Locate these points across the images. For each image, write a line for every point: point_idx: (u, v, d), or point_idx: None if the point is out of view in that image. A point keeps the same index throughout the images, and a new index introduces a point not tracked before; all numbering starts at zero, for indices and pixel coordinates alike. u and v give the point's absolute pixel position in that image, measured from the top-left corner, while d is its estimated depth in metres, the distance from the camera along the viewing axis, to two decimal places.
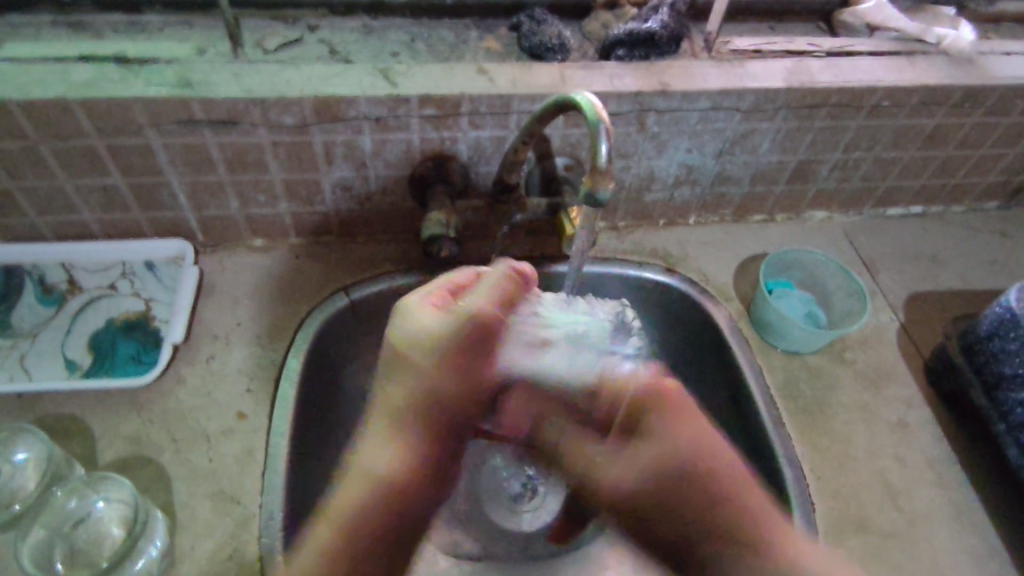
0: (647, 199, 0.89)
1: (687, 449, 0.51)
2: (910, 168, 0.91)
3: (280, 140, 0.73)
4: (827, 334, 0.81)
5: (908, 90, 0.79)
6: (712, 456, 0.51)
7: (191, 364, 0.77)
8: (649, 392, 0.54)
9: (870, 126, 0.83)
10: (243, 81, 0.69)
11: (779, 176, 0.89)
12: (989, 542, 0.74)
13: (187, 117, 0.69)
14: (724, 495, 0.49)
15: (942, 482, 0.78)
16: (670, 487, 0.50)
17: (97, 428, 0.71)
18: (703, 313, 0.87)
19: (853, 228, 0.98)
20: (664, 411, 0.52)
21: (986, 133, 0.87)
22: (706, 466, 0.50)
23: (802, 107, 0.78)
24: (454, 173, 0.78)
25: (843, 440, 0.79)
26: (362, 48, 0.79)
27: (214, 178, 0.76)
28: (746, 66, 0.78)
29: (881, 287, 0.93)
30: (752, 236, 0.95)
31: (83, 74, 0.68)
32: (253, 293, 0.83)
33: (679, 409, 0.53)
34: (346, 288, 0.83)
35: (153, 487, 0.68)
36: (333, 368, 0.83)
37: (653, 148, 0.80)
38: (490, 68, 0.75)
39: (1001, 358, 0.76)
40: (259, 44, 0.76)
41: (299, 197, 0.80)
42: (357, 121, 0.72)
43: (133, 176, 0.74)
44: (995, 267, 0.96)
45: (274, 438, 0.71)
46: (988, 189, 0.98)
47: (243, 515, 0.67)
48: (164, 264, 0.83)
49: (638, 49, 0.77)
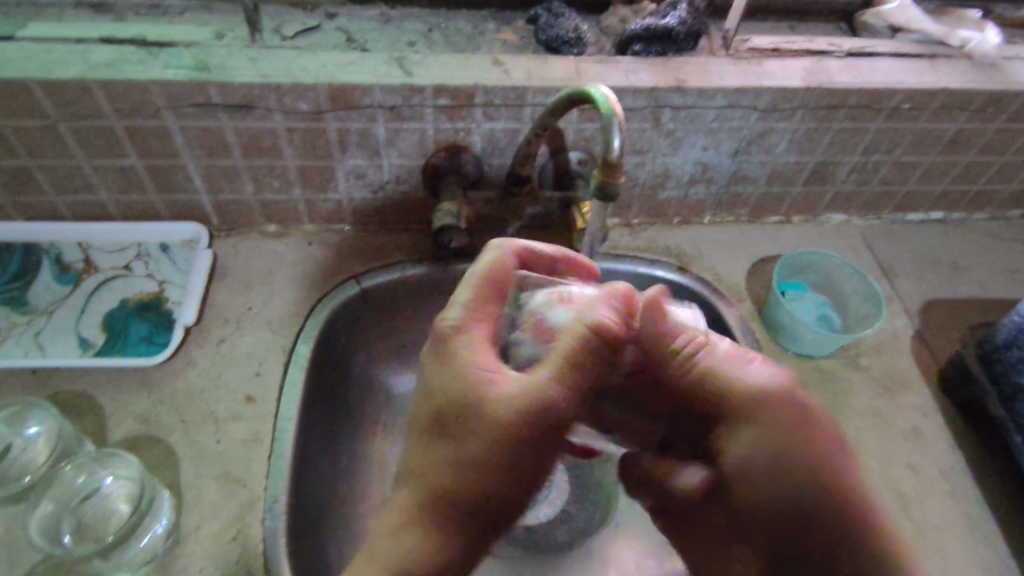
0: (661, 197, 0.88)
1: (817, 478, 0.49)
2: (930, 173, 0.90)
3: (294, 127, 0.73)
4: (840, 338, 0.80)
5: (930, 93, 0.77)
6: (807, 466, 0.49)
7: (202, 346, 0.78)
8: (771, 402, 0.49)
9: (890, 129, 0.81)
10: (261, 67, 0.70)
11: (796, 177, 0.88)
12: (1001, 556, 0.73)
13: (204, 101, 0.70)
14: (835, 455, 0.49)
15: (954, 492, 0.77)
16: (798, 488, 0.49)
17: (107, 406, 0.72)
18: (714, 312, 0.86)
19: (871, 232, 0.97)
20: (768, 421, 0.49)
21: (1010, 139, 0.85)
22: (837, 486, 0.49)
23: (820, 107, 0.77)
24: (467, 164, 0.78)
25: (852, 447, 0.78)
26: (378, 37, 0.79)
27: (229, 163, 0.77)
28: (764, 65, 0.77)
29: (897, 292, 0.91)
30: (767, 237, 0.94)
31: (103, 55, 0.69)
32: (265, 279, 0.83)
33: (808, 433, 0.49)
34: (357, 276, 0.84)
35: (161, 466, 0.69)
36: (342, 356, 0.84)
37: (668, 145, 0.80)
38: (505, 60, 0.74)
39: (1019, 368, 0.75)
40: (277, 31, 0.77)
41: (312, 184, 0.81)
42: (371, 109, 0.72)
43: (150, 158, 0.75)
44: (1014, 277, 0.94)
45: (281, 422, 0.71)
46: (1010, 197, 0.96)
47: (247, 498, 0.67)
48: (178, 245, 0.85)
49: (655, 45, 0.77)
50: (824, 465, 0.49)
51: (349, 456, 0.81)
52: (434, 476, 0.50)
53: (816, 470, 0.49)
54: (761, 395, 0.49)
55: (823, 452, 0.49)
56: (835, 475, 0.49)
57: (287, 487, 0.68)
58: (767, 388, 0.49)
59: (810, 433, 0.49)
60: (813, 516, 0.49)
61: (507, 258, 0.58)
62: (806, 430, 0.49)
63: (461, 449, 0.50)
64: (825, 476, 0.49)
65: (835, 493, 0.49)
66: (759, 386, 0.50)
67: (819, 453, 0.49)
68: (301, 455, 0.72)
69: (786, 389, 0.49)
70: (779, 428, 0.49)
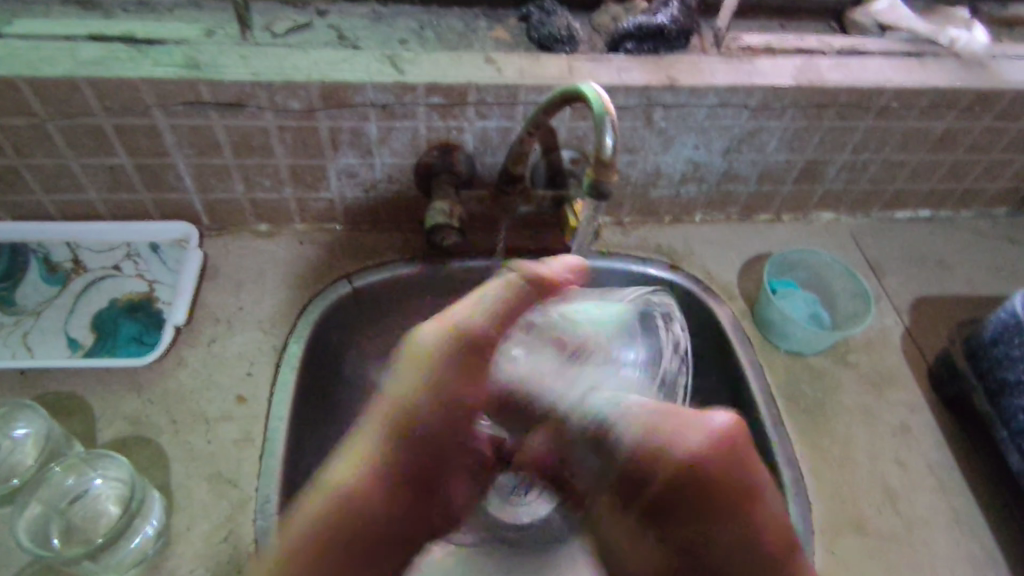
0: (652, 195, 0.88)
1: (751, 533, 0.39)
2: (918, 171, 0.91)
3: (286, 125, 0.73)
4: (831, 335, 0.80)
5: (918, 92, 0.78)
6: (742, 549, 0.39)
7: (193, 346, 0.77)
8: (729, 449, 0.41)
9: (879, 128, 0.82)
10: (252, 64, 0.69)
11: (786, 176, 0.88)
12: (987, 550, 0.73)
13: (194, 99, 0.69)
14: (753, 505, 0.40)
15: (942, 487, 0.77)
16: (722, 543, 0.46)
17: (96, 407, 0.71)
18: (706, 310, 0.86)
19: (860, 230, 0.98)
20: (720, 507, 0.39)
21: (996, 137, 0.86)
22: (771, 534, 0.40)
23: (810, 106, 0.78)
24: (459, 163, 0.78)
25: (842, 443, 0.79)
26: (370, 35, 0.79)
27: (220, 161, 0.76)
28: (755, 63, 0.77)
29: (886, 289, 0.92)
30: (757, 235, 0.95)
31: (92, 53, 0.68)
32: (256, 279, 0.83)
33: (746, 491, 0.40)
34: (349, 276, 0.83)
35: (151, 467, 0.68)
36: (334, 356, 0.83)
37: (660, 144, 0.80)
38: (498, 59, 0.74)
39: (1004, 364, 0.75)
40: (268, 28, 0.76)
41: (304, 182, 0.80)
42: (363, 107, 0.72)
43: (140, 157, 0.75)
44: (1001, 274, 0.95)
45: (272, 422, 0.71)
46: (997, 195, 0.97)
47: (239, 498, 0.67)
48: (169, 246, 0.83)
49: (647, 43, 0.77)
50: (745, 514, 0.40)
51: None
52: (401, 463, 0.42)
53: (771, 535, 0.40)
54: (679, 472, 0.40)
55: (747, 507, 0.40)
56: (733, 529, 0.39)
57: (279, 487, 0.67)
58: (710, 426, 0.41)
59: (724, 475, 0.40)
60: None
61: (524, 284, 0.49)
62: (784, 530, 0.40)
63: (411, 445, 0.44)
64: (749, 539, 0.39)
65: (772, 551, 0.39)
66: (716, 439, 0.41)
67: (735, 519, 0.39)
68: (293, 455, 0.71)
69: (687, 445, 0.41)
70: (710, 488, 0.40)
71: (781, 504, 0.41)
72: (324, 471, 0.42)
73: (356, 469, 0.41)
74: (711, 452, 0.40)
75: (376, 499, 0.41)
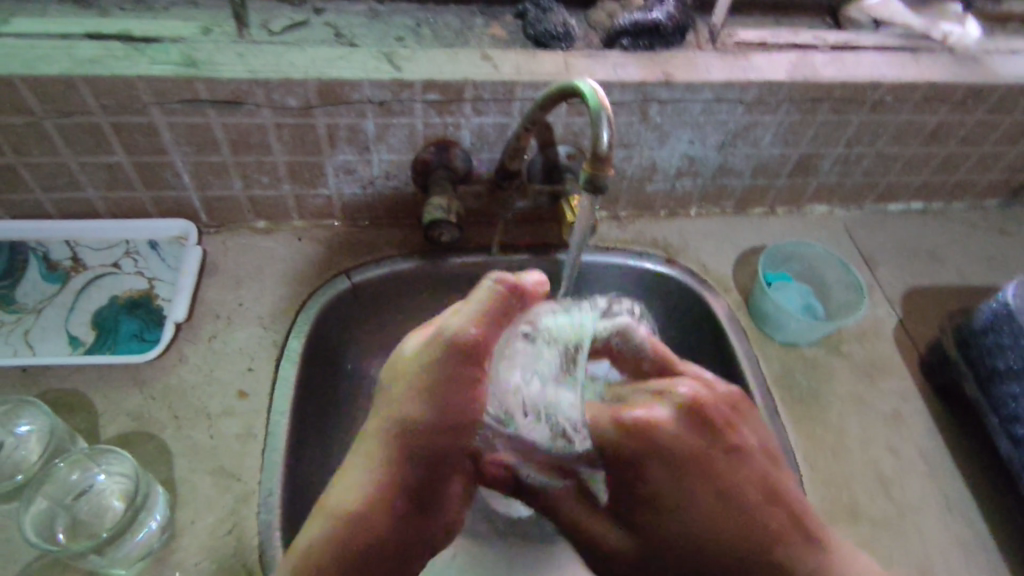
0: (648, 189, 0.89)
1: (701, 435, 0.54)
2: (911, 164, 0.91)
3: (284, 122, 0.73)
4: (824, 327, 0.81)
5: (911, 86, 0.79)
6: (695, 444, 0.53)
7: (193, 343, 0.78)
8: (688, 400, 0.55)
9: (872, 121, 0.83)
10: (250, 62, 0.70)
11: (781, 169, 0.89)
12: (978, 535, 0.75)
13: (193, 97, 0.69)
14: (721, 433, 0.54)
15: (933, 475, 0.79)
16: (698, 470, 0.52)
17: (99, 403, 0.72)
18: (701, 303, 0.88)
19: (853, 223, 0.99)
20: (684, 416, 0.54)
21: (989, 131, 0.87)
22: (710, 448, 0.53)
23: (804, 100, 0.79)
24: (457, 159, 0.79)
25: (835, 432, 0.80)
26: (367, 32, 0.79)
27: (218, 159, 0.77)
28: (750, 58, 0.78)
29: (878, 281, 0.93)
30: (752, 228, 0.96)
31: (89, 51, 0.68)
32: (255, 275, 0.84)
33: (701, 409, 0.55)
34: (348, 271, 0.84)
35: (155, 462, 0.69)
36: (333, 350, 0.84)
37: (655, 139, 0.81)
38: (494, 55, 0.75)
39: (994, 353, 0.77)
40: (265, 26, 0.76)
41: (302, 178, 0.81)
42: (361, 104, 0.72)
43: (139, 155, 0.75)
44: (992, 264, 0.97)
45: (274, 417, 0.72)
46: (989, 187, 0.98)
47: (242, 492, 0.68)
48: (168, 243, 0.84)
49: (642, 39, 0.78)
50: (711, 447, 0.53)
51: (340, 449, 0.82)
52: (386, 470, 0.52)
53: (710, 436, 0.54)
54: (680, 400, 0.55)
55: (721, 428, 0.54)
56: (715, 438, 0.54)
57: (281, 480, 0.68)
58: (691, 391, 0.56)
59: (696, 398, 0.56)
60: (713, 493, 0.52)
61: (500, 293, 0.56)
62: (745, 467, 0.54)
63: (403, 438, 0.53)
64: (696, 443, 0.53)
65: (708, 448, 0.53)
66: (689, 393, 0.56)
67: (692, 426, 0.53)
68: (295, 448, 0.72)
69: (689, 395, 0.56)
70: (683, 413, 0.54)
71: (735, 434, 0.55)
72: (338, 485, 0.53)
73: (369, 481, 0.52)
74: (694, 427, 0.54)
75: (383, 496, 0.52)
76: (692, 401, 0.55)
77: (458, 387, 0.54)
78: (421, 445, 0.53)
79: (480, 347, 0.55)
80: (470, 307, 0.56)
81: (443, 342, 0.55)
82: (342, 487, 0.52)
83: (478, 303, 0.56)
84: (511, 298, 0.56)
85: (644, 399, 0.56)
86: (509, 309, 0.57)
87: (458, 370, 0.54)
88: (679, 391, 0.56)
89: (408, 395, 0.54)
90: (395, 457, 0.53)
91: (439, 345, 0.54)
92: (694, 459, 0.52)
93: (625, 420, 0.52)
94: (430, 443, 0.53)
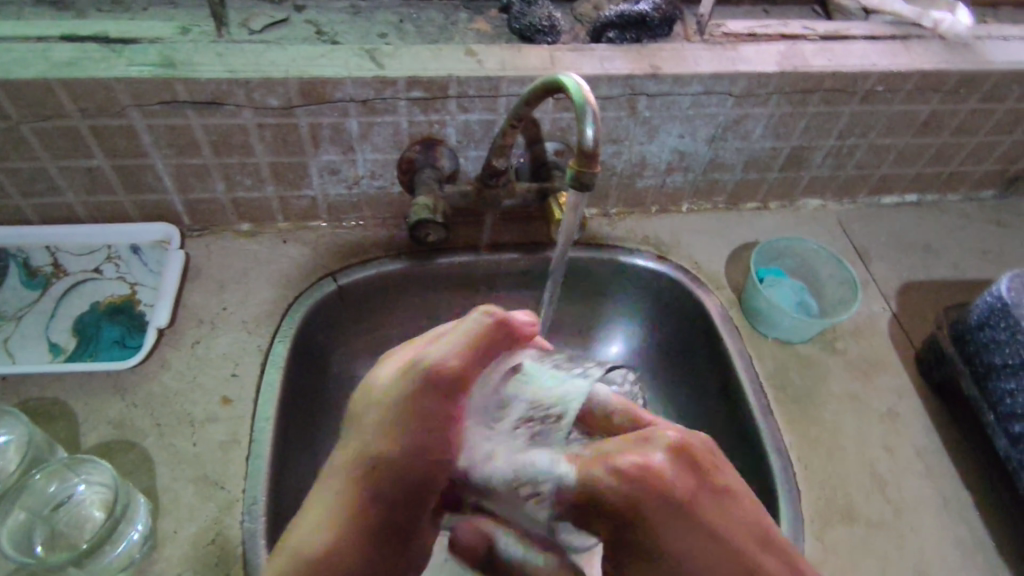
0: (638, 185, 0.88)
1: (687, 481, 0.42)
2: (904, 155, 0.90)
3: (265, 122, 0.72)
4: (817, 322, 0.80)
5: (903, 76, 0.78)
6: (687, 491, 0.42)
7: (176, 348, 0.76)
8: (680, 446, 0.43)
9: (864, 113, 0.82)
10: (228, 61, 0.68)
11: (772, 163, 0.88)
12: (978, 532, 0.74)
13: (171, 97, 0.68)
14: (713, 469, 0.44)
15: (930, 471, 0.78)
16: (690, 523, 0.41)
17: (80, 411, 0.70)
18: (694, 301, 0.86)
19: (847, 216, 0.97)
20: (675, 461, 0.42)
21: (983, 119, 0.86)
22: (703, 494, 0.42)
23: (794, 92, 0.77)
24: (442, 157, 0.78)
25: (831, 430, 0.79)
26: (349, 29, 0.78)
27: (199, 161, 0.75)
28: (739, 50, 0.77)
29: (873, 275, 0.92)
30: (744, 224, 0.94)
31: (64, 53, 0.67)
32: (239, 279, 0.82)
33: (691, 450, 0.44)
34: (334, 274, 0.83)
35: (137, 471, 0.67)
36: (320, 354, 0.82)
37: (644, 133, 0.80)
38: (478, 50, 0.73)
39: (991, 348, 0.76)
40: (245, 25, 0.75)
41: (285, 179, 0.79)
42: (343, 103, 0.71)
43: (118, 158, 0.74)
44: (988, 256, 0.96)
45: (259, 423, 0.71)
46: (984, 177, 0.97)
47: (226, 500, 0.67)
48: (150, 247, 0.82)
49: (629, 32, 0.76)
50: (702, 501, 0.42)
51: (328, 455, 0.80)
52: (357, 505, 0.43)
53: (705, 482, 0.43)
54: (669, 443, 0.43)
55: (714, 469, 0.44)
56: (707, 479, 0.43)
57: (267, 488, 0.67)
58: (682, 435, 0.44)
59: (690, 449, 0.43)
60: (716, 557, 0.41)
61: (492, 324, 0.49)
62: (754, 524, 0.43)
63: (377, 468, 0.43)
64: (684, 489, 0.42)
65: (698, 493, 0.42)
66: (682, 441, 0.44)
67: (685, 468, 0.42)
68: (281, 455, 0.71)
69: (678, 440, 0.44)
70: (673, 457, 0.43)
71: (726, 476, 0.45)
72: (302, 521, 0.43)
73: (333, 526, 0.42)
74: (688, 470, 0.43)
75: (349, 544, 0.42)
76: (680, 443, 0.43)
77: (440, 420, 0.45)
78: (394, 485, 0.43)
79: (461, 378, 0.46)
80: (455, 333, 0.48)
81: (424, 366, 0.46)
82: (297, 532, 0.42)
83: (462, 333, 0.48)
84: (501, 329, 0.49)
85: (632, 446, 0.43)
86: (495, 342, 0.48)
87: (438, 399, 0.46)
88: (665, 431, 0.44)
89: (386, 420, 0.45)
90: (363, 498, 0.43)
91: (420, 370, 0.46)
92: (690, 509, 0.41)
93: (615, 462, 0.41)
94: (404, 482, 0.43)
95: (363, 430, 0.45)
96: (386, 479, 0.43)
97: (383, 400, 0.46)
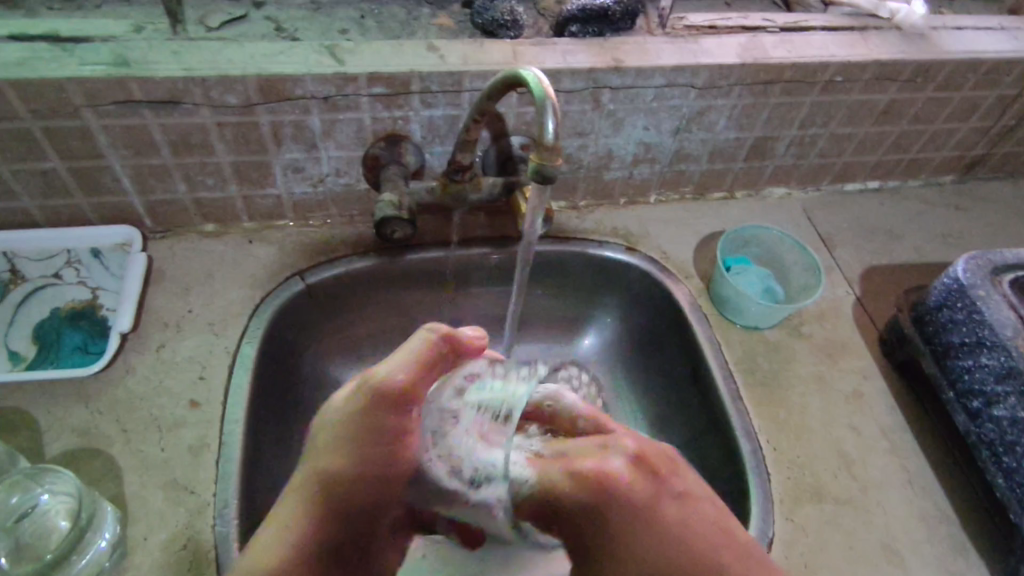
0: (606, 177, 0.88)
1: (641, 485, 0.46)
2: (865, 144, 0.92)
3: (225, 121, 0.71)
4: (783, 309, 0.82)
5: (861, 66, 0.79)
6: (638, 493, 0.45)
7: (141, 353, 0.75)
8: (637, 452, 0.47)
9: (825, 102, 0.83)
10: (184, 59, 0.67)
11: (737, 153, 0.89)
12: (940, 508, 0.76)
13: (126, 97, 0.67)
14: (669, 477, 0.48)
15: (894, 451, 0.80)
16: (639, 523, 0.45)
17: (42, 419, 0.69)
18: (663, 291, 0.87)
19: (812, 204, 0.99)
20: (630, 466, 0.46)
21: (940, 108, 0.88)
22: (654, 495, 0.46)
23: (756, 83, 0.78)
24: (407, 153, 0.77)
25: (798, 414, 0.80)
26: (310, 25, 0.77)
27: (158, 162, 0.74)
28: (700, 42, 0.77)
29: (838, 261, 0.94)
30: (711, 213, 0.95)
31: (12, 53, 0.65)
32: (205, 281, 0.81)
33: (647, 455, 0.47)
34: (302, 272, 0.82)
35: (102, 478, 0.66)
36: (290, 353, 0.82)
37: (610, 126, 0.80)
38: (440, 46, 0.73)
39: (949, 328, 0.77)
40: (201, 22, 0.74)
41: (249, 179, 0.78)
42: (305, 100, 0.70)
43: (74, 161, 0.72)
44: (948, 240, 0.98)
45: (228, 425, 0.70)
46: (943, 163, 0.99)
47: (196, 504, 0.66)
48: (111, 250, 0.81)
49: (591, 25, 0.77)
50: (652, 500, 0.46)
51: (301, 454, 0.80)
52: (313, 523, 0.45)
53: (656, 485, 0.46)
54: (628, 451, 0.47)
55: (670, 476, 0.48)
56: (659, 485, 0.47)
57: (238, 489, 0.67)
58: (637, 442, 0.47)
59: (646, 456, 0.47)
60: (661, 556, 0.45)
61: (442, 344, 0.49)
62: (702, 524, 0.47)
63: (333, 486, 0.45)
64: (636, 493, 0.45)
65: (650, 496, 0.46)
66: (640, 450, 0.47)
67: (638, 473, 0.46)
68: (251, 455, 0.70)
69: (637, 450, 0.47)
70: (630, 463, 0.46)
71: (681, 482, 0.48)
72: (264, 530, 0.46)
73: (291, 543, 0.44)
74: (642, 477, 0.46)
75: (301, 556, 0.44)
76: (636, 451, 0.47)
77: (388, 441, 0.45)
78: (349, 502, 0.45)
79: (409, 397, 0.46)
80: (402, 351, 0.48)
81: (371, 388, 0.46)
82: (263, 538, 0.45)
83: (409, 352, 0.48)
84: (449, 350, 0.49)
85: (593, 449, 0.46)
86: (441, 363, 0.48)
87: (385, 421, 0.46)
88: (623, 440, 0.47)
89: (336, 442, 0.46)
90: (323, 519, 0.45)
91: (368, 392, 0.46)
92: (641, 510, 0.45)
93: (574, 468, 0.44)
94: (353, 500, 0.45)
95: (319, 451, 0.46)
96: (339, 497, 0.45)
97: (335, 423, 0.47)
